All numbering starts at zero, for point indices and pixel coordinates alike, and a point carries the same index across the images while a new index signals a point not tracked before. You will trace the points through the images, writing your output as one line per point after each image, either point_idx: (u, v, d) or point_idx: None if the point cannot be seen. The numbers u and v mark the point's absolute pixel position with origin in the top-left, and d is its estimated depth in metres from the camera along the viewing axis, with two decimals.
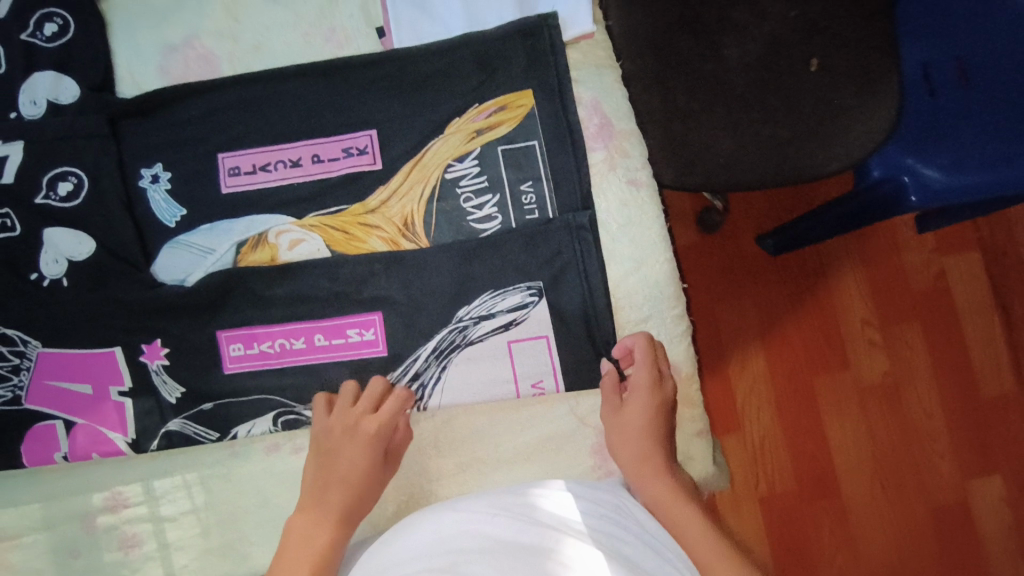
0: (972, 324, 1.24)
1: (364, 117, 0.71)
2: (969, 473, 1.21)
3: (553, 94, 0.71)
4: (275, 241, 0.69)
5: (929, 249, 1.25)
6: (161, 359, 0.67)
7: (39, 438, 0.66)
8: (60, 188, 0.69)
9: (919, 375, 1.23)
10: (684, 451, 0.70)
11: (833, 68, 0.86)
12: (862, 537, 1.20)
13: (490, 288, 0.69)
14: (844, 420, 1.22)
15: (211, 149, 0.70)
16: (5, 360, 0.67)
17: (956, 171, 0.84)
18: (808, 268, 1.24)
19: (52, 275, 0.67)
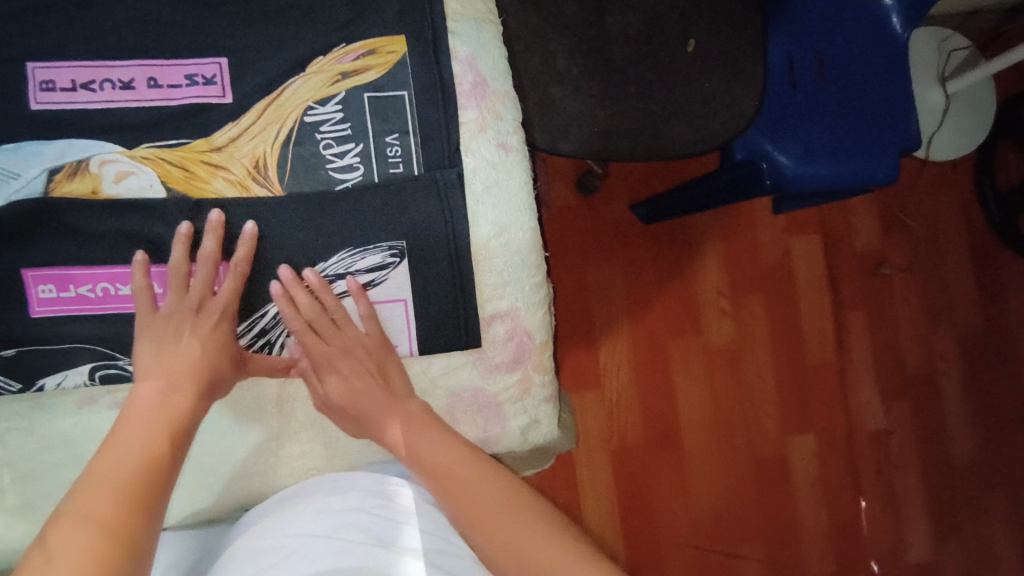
0: (806, 300, 1.37)
1: (214, 43, 0.64)
2: (789, 430, 1.37)
3: (427, 43, 0.68)
4: (99, 172, 0.61)
5: (779, 229, 1.36)
6: None
7: None
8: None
9: (758, 342, 1.36)
10: (531, 414, 0.71)
11: (706, 52, 0.91)
12: (697, 485, 1.32)
13: (351, 244, 0.66)
14: (691, 380, 1.33)
15: (18, 57, 0.60)
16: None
17: (807, 160, 0.90)
18: (670, 240, 1.31)
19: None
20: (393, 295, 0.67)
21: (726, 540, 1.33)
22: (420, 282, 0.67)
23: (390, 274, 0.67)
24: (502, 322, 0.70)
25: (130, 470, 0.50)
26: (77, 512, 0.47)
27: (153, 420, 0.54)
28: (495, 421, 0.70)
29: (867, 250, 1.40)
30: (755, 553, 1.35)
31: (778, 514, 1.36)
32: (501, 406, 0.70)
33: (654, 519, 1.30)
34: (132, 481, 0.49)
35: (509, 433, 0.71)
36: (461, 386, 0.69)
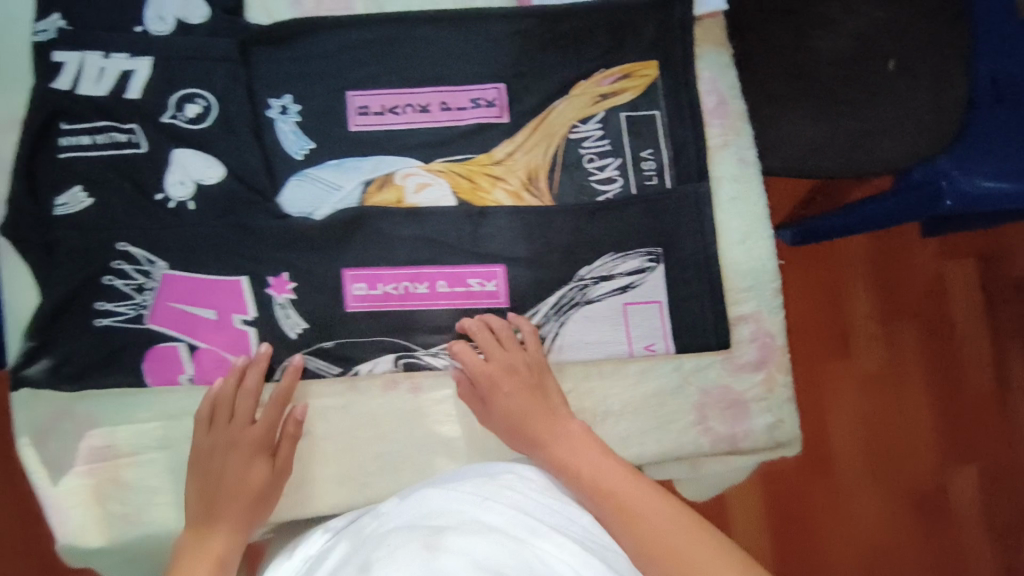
0: (964, 325, 1.30)
1: (495, 71, 0.71)
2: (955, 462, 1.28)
3: (677, 66, 0.73)
4: (402, 183, 0.69)
5: (932, 251, 1.30)
6: (288, 293, 0.68)
7: (162, 358, 0.66)
8: (188, 110, 0.67)
9: (917, 371, 1.29)
10: (775, 413, 0.74)
11: (907, 70, 0.88)
12: (854, 514, 1.26)
13: (612, 250, 0.72)
14: (841, 410, 1.27)
15: (341, 86, 0.70)
16: (128, 278, 0.65)
17: (1005, 176, 0.83)
18: (818, 262, 1.29)
19: (178, 197, 0.67)
20: (488, 334, 0.69)
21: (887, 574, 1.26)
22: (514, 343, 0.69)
23: (532, 336, 0.70)
24: (747, 324, 0.74)
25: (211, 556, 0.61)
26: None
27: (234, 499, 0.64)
28: (743, 418, 0.74)
29: None
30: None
31: (941, 548, 1.28)
32: (747, 403, 0.74)
33: (806, 554, 1.24)
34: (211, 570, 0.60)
35: (755, 430, 0.74)
36: (711, 383, 0.73)
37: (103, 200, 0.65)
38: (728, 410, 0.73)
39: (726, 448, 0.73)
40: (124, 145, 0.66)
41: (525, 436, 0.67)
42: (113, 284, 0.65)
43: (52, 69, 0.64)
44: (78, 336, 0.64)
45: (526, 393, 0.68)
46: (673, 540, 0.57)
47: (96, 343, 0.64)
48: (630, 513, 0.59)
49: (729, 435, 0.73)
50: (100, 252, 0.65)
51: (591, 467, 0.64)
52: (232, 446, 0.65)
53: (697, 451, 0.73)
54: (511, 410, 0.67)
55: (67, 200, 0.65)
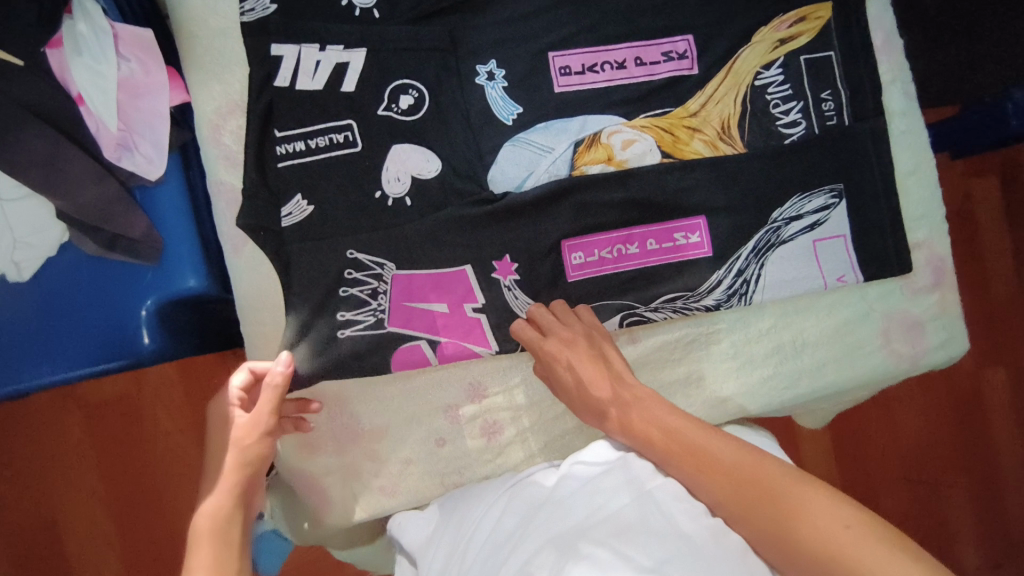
0: (991, 235, 1.20)
1: (685, 23, 0.73)
2: (982, 361, 1.19)
3: (847, 9, 0.76)
4: (609, 141, 0.71)
5: (963, 173, 1.20)
6: (513, 275, 0.68)
7: (407, 358, 0.66)
8: (402, 101, 0.66)
9: None
10: (947, 331, 0.79)
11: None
12: (892, 419, 1.18)
13: (799, 191, 0.75)
14: None
15: (543, 48, 0.70)
16: (363, 285, 0.64)
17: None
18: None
19: (395, 194, 0.65)
20: (549, 314, 0.66)
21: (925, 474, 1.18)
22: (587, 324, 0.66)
23: (568, 313, 0.67)
24: (922, 251, 0.79)
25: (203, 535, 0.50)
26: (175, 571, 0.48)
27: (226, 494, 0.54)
28: (920, 338, 0.78)
29: None
30: (959, 484, 1.18)
31: (974, 450, 1.19)
32: (924, 324, 0.79)
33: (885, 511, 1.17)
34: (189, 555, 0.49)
35: (931, 348, 0.79)
36: (893, 308, 0.78)
37: (330, 183, 0.64)
38: (908, 333, 0.78)
39: (909, 366, 0.78)
40: (341, 145, 0.64)
41: (596, 408, 0.62)
42: (349, 294, 0.63)
43: (272, 63, 0.62)
44: (324, 349, 0.63)
45: (592, 363, 0.63)
46: (784, 497, 0.48)
47: (341, 355, 0.64)
48: (734, 476, 0.51)
49: (912, 354, 0.78)
50: (332, 259, 0.63)
51: (666, 430, 0.57)
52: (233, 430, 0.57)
53: (884, 373, 0.78)
54: (578, 385, 0.62)
55: (290, 209, 0.62)
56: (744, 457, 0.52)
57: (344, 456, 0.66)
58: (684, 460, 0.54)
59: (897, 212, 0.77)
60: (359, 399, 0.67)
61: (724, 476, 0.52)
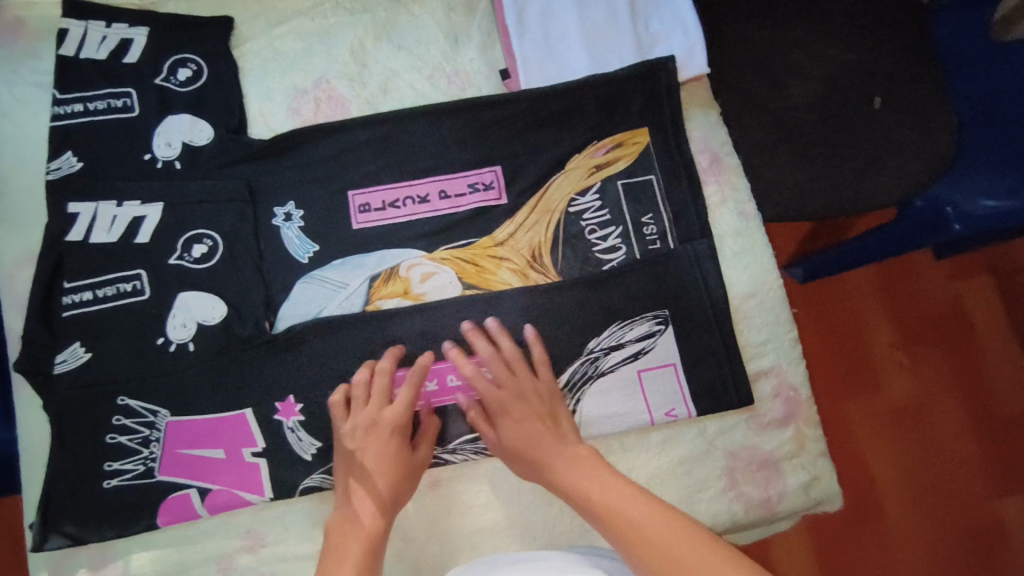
0: (996, 344, 1.11)
1: (490, 156, 0.74)
2: (1003, 490, 1.07)
3: (667, 132, 0.75)
4: (407, 275, 0.70)
5: (946, 274, 1.14)
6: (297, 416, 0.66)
7: (176, 508, 0.64)
8: (195, 250, 0.68)
9: (951, 408, 1.10)
10: (810, 470, 0.71)
11: (896, 107, 0.74)
12: (894, 552, 1.05)
13: (618, 320, 0.71)
14: (889, 453, 1.08)
15: (343, 187, 0.72)
16: (133, 433, 0.64)
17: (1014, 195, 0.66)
18: (835, 302, 1.13)
19: (178, 339, 0.66)
20: (500, 362, 0.66)
21: None
22: (507, 354, 0.66)
23: (488, 346, 0.66)
24: (769, 379, 0.72)
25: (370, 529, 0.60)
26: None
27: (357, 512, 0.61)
28: (776, 479, 0.70)
29: None
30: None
31: None
32: (779, 463, 0.71)
33: None
34: (360, 570, 0.56)
35: (791, 491, 0.70)
36: (737, 444, 0.71)
37: (116, 327, 0.66)
38: (759, 473, 0.70)
39: (763, 513, 0.70)
40: (128, 293, 0.66)
41: (539, 469, 0.62)
42: (117, 441, 0.64)
43: (67, 220, 0.67)
44: (87, 503, 0.63)
45: (528, 425, 0.64)
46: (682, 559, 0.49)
47: (105, 503, 0.64)
48: (647, 540, 0.51)
49: (762, 498, 0.70)
50: (101, 410, 0.64)
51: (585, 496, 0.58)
52: (372, 428, 0.64)
53: (734, 520, 0.69)
54: (518, 446, 0.63)
55: (66, 356, 0.64)
56: (648, 503, 0.55)
57: None
58: (608, 521, 0.55)
59: (733, 339, 0.71)
60: (128, 547, 0.65)
61: (626, 526, 0.53)
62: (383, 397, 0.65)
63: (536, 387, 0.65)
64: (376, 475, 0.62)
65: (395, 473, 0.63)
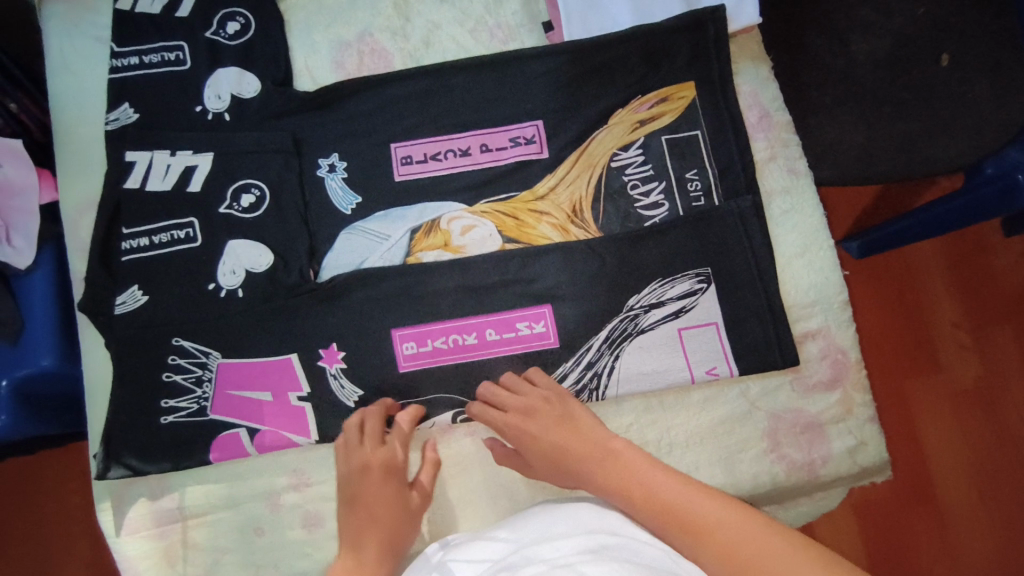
0: None
1: (532, 110, 0.73)
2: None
3: (715, 86, 0.73)
4: (447, 228, 0.71)
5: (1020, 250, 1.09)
6: (339, 363, 0.68)
7: (226, 446, 0.67)
8: (243, 200, 0.70)
9: (1018, 391, 1.07)
10: (856, 434, 0.68)
11: (972, 64, 0.66)
12: (951, 537, 1.04)
13: (659, 277, 0.69)
14: (945, 435, 1.07)
15: (385, 140, 0.72)
16: (187, 372, 0.67)
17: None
18: (894, 277, 1.11)
19: (228, 285, 0.69)
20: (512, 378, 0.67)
21: None
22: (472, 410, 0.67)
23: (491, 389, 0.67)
24: (815, 341, 0.70)
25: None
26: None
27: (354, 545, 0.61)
28: (820, 442, 0.68)
29: None
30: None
31: None
32: (825, 426, 0.68)
33: None
34: None
35: (835, 455, 0.68)
36: (781, 406, 0.69)
37: (170, 272, 0.69)
38: (803, 436, 0.68)
39: (805, 477, 0.68)
40: (182, 239, 0.69)
41: (592, 478, 0.60)
42: (173, 380, 0.67)
43: (124, 168, 0.70)
44: (146, 437, 0.67)
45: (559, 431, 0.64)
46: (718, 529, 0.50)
47: (162, 438, 0.67)
48: (677, 512, 0.53)
49: (805, 462, 0.68)
50: (157, 349, 0.67)
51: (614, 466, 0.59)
52: (367, 469, 0.64)
53: (773, 482, 0.67)
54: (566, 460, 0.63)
55: (125, 298, 0.68)
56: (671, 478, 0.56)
57: (162, 540, 0.67)
58: (645, 504, 0.55)
59: (778, 298, 0.69)
60: (182, 480, 0.68)
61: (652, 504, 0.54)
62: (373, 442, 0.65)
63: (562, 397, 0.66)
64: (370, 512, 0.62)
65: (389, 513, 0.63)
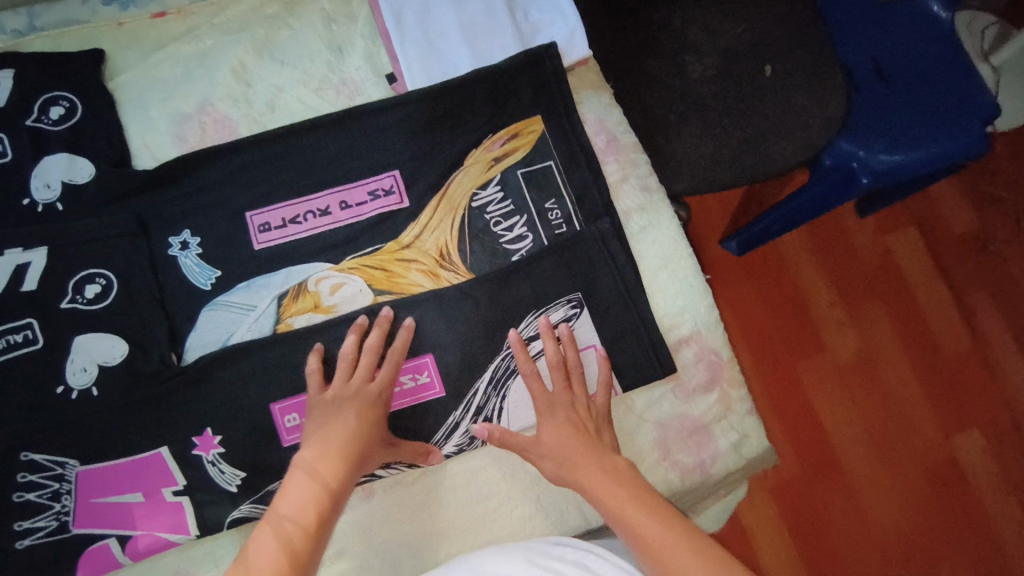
0: (921, 288, 1.23)
1: (387, 161, 0.73)
2: (952, 427, 1.17)
3: (561, 118, 0.76)
4: (316, 289, 0.69)
5: (869, 230, 1.25)
6: (216, 448, 0.64)
7: (94, 561, 0.62)
8: (88, 291, 0.66)
9: (890, 353, 1.20)
10: (739, 429, 0.71)
11: (790, 71, 0.69)
12: (856, 493, 1.14)
13: (533, 309, 0.71)
14: (835, 401, 1.18)
15: (238, 209, 0.70)
16: (41, 487, 0.62)
17: (898, 148, 0.80)
18: (773, 268, 1.24)
19: (79, 385, 0.64)
20: (557, 367, 0.67)
21: (902, 552, 1.11)
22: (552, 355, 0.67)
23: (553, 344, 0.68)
24: (689, 346, 0.73)
25: (305, 507, 0.55)
26: (272, 523, 0.54)
27: (329, 448, 0.59)
28: (707, 443, 0.71)
29: (969, 232, 1.25)
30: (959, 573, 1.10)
31: (951, 512, 1.13)
32: (709, 426, 0.71)
33: None
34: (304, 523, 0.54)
35: (722, 452, 0.71)
36: (667, 414, 0.71)
37: (12, 380, 0.63)
38: (691, 439, 0.70)
39: (698, 478, 0.70)
40: (21, 343, 0.64)
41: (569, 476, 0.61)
42: (26, 499, 0.61)
43: None
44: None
45: (566, 427, 0.63)
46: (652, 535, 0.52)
47: (17, 567, 0.60)
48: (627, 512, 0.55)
49: (696, 464, 0.70)
50: (3, 468, 0.61)
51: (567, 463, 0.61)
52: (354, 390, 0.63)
53: (669, 490, 0.69)
54: (555, 451, 0.62)
55: None
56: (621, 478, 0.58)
57: None
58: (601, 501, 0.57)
59: (650, 313, 0.72)
60: None
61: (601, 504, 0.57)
62: (366, 371, 0.65)
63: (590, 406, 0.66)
64: (349, 433, 0.61)
65: (368, 421, 0.62)
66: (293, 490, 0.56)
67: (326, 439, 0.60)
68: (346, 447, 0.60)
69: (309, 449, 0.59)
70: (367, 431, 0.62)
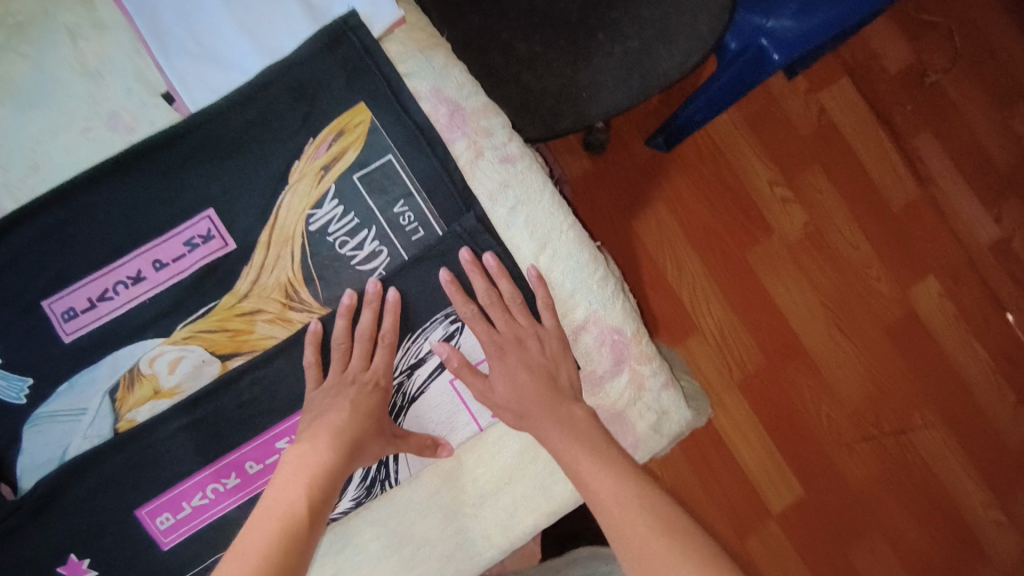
0: (863, 143, 1.13)
1: (193, 201, 0.61)
2: (908, 282, 1.13)
3: (387, 99, 0.63)
4: (152, 370, 0.60)
5: (802, 92, 1.13)
6: (88, 572, 0.59)
7: None
8: None
9: (839, 220, 1.13)
10: (656, 408, 0.66)
11: None
12: (822, 371, 1.12)
13: (406, 334, 0.62)
14: (790, 284, 1.12)
15: (31, 301, 0.59)
16: None
17: (806, 14, 0.81)
18: (706, 156, 1.12)
19: None
20: (498, 303, 0.63)
21: (870, 416, 1.12)
22: (506, 295, 0.63)
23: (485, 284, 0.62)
24: (588, 331, 0.65)
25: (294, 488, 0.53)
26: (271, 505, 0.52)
27: (322, 431, 0.57)
28: (626, 431, 0.66)
29: (904, 69, 1.15)
30: (929, 422, 1.12)
31: (913, 368, 1.12)
32: (624, 413, 0.66)
33: (832, 458, 1.11)
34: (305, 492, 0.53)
35: (643, 436, 0.66)
36: None
37: None
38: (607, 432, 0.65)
39: None
40: None
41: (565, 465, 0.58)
42: None
43: None
44: None
45: (524, 372, 0.61)
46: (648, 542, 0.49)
47: None
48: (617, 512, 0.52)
49: None
50: None
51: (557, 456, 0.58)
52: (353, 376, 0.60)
53: None
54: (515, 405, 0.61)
55: None
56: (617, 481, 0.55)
57: None
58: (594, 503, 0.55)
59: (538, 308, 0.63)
60: None
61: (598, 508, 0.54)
62: (363, 357, 0.61)
63: (539, 336, 0.63)
64: (350, 410, 0.58)
65: (365, 411, 0.59)
66: (286, 467, 0.55)
67: (318, 430, 0.57)
68: (349, 420, 0.57)
69: (299, 445, 0.57)
70: (370, 407, 0.59)
